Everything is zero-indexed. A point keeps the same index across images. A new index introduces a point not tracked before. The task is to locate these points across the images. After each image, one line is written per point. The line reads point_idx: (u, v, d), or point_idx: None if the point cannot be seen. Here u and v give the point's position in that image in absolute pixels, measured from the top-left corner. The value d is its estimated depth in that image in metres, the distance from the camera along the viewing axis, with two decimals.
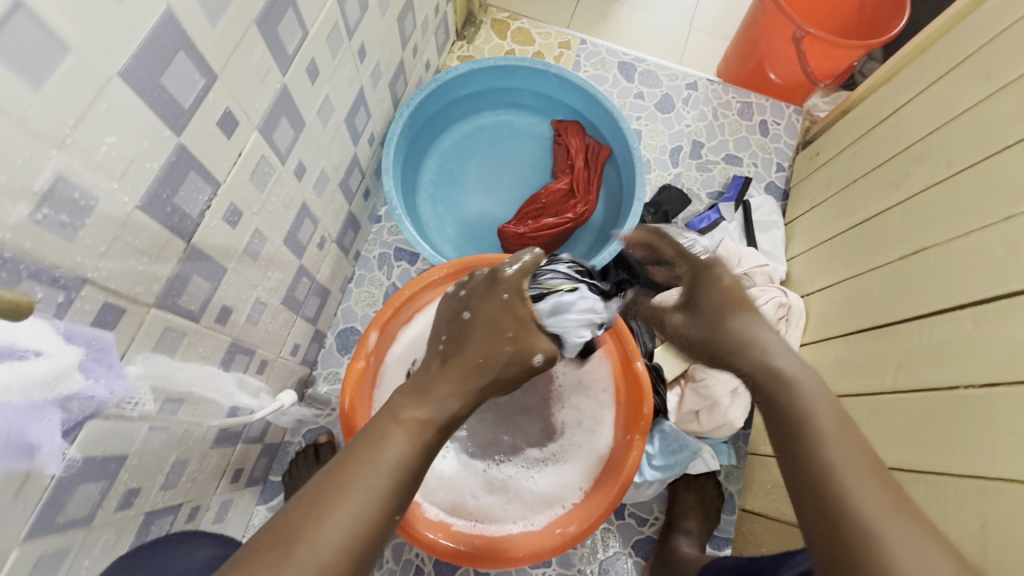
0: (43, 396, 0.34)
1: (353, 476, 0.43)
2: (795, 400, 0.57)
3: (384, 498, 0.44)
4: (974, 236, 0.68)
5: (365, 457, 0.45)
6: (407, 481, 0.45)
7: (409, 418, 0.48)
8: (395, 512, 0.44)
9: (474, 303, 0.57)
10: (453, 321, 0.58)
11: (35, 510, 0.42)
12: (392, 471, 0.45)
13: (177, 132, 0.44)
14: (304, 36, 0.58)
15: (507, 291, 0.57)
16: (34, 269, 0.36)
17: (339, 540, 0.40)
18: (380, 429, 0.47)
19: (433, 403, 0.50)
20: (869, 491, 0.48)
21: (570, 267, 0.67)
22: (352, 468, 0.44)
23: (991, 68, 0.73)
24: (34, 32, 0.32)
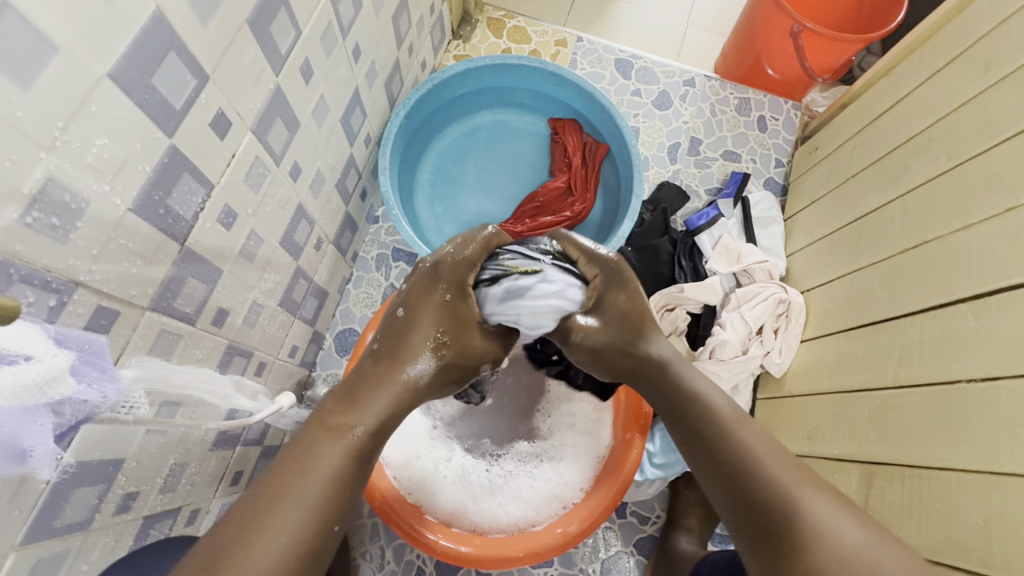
0: (35, 400, 0.33)
1: (287, 488, 0.45)
2: (697, 407, 0.57)
3: (322, 507, 0.46)
4: (975, 229, 0.67)
5: (305, 466, 0.47)
6: (345, 487, 0.48)
7: (340, 424, 0.52)
8: (334, 520, 0.47)
9: (410, 299, 0.63)
10: (390, 317, 0.63)
11: (30, 514, 0.42)
12: (330, 478, 0.48)
13: (169, 134, 0.44)
14: (298, 36, 0.57)
15: (446, 290, 0.65)
16: (26, 272, 0.36)
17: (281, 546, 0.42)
18: (315, 439, 0.50)
19: (365, 410, 0.54)
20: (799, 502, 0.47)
21: (541, 251, 0.70)
22: (289, 479, 0.46)
23: (990, 58, 0.73)
24: (22, 33, 0.31)
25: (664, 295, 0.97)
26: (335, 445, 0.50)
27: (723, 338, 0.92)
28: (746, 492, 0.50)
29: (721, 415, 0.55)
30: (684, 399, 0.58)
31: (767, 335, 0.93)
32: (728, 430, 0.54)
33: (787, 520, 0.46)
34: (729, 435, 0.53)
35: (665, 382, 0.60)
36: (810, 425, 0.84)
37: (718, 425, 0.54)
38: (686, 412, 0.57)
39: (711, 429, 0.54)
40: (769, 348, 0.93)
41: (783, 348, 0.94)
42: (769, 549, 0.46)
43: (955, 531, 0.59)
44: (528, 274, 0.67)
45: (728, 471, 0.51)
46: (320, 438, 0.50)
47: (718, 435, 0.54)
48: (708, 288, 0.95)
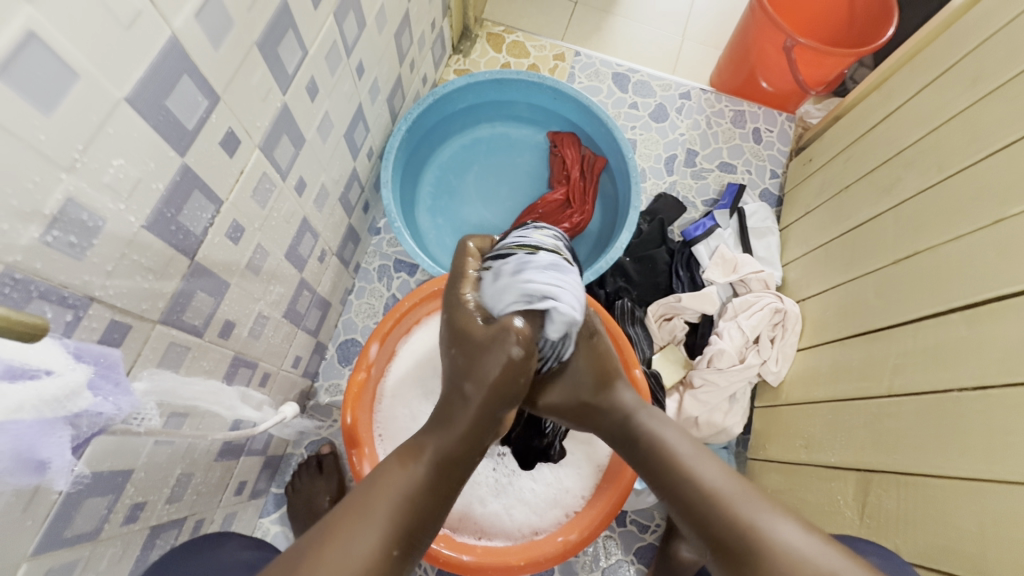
0: (54, 413, 0.34)
1: (361, 512, 0.46)
2: (655, 448, 0.57)
3: (387, 537, 0.45)
4: (966, 239, 0.69)
5: (378, 492, 0.48)
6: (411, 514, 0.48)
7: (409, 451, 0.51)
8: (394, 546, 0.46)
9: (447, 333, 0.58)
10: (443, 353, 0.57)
11: (43, 524, 0.43)
12: (397, 505, 0.47)
13: (181, 153, 0.46)
14: (304, 55, 0.59)
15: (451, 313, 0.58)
16: (44, 288, 0.37)
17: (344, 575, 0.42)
18: (387, 467, 0.50)
19: None
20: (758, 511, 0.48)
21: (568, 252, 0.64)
22: (357, 507, 0.47)
23: (978, 73, 0.75)
24: (46, 61, 0.33)
25: (661, 305, 0.99)
26: (405, 473, 0.49)
27: (721, 347, 0.93)
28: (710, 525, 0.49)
29: (680, 454, 0.55)
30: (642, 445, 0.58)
31: (764, 344, 0.94)
32: (686, 468, 0.53)
33: (753, 549, 0.46)
34: (691, 473, 0.53)
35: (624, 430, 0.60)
36: (806, 433, 0.85)
37: (679, 466, 0.54)
38: (648, 454, 0.57)
39: (670, 469, 0.54)
40: (765, 357, 0.94)
41: (779, 357, 0.95)
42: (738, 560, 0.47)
43: (949, 539, 0.60)
44: (539, 249, 0.59)
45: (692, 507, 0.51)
46: (391, 466, 0.50)
47: (676, 471, 0.54)
48: (706, 298, 0.97)
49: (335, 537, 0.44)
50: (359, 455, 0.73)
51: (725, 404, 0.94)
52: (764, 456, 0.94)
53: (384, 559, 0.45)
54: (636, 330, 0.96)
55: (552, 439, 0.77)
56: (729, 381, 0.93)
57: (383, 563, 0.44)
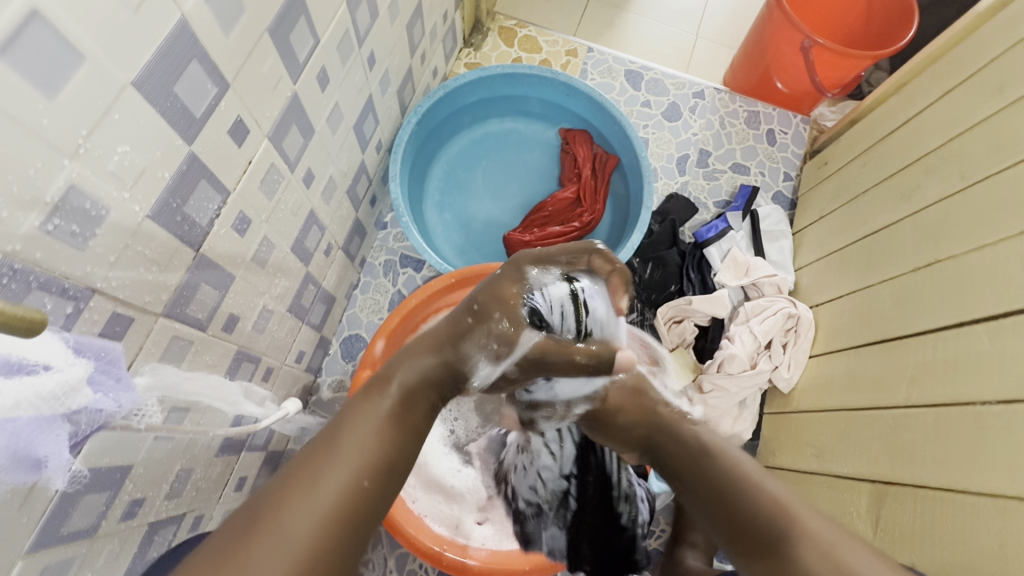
0: (51, 411, 0.33)
1: (329, 446, 0.41)
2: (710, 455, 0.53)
3: (361, 466, 0.41)
4: (991, 249, 0.67)
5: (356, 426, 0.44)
6: (389, 448, 0.43)
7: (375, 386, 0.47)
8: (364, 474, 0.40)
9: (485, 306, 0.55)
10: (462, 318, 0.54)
11: (40, 521, 0.41)
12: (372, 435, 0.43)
13: (189, 141, 0.44)
14: (316, 44, 0.57)
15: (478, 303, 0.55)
16: (45, 279, 0.36)
17: (314, 515, 0.37)
18: (354, 405, 0.45)
19: None
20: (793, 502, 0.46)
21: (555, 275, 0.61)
22: (328, 439, 0.42)
23: (1004, 80, 0.73)
24: (51, 42, 0.31)
25: (671, 307, 0.98)
26: (373, 405, 0.45)
27: (732, 351, 0.91)
28: (747, 528, 0.46)
29: (743, 467, 0.51)
30: (695, 452, 0.54)
31: (776, 349, 0.93)
32: (747, 481, 0.49)
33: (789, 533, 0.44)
34: (753, 485, 0.48)
35: (675, 441, 0.57)
36: (817, 442, 0.84)
37: (742, 479, 0.49)
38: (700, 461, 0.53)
39: (730, 477, 0.50)
40: (777, 363, 0.93)
41: (791, 363, 0.93)
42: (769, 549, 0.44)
43: (965, 555, 0.58)
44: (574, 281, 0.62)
45: (733, 513, 0.48)
46: (359, 401, 0.46)
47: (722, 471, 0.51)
48: (718, 301, 0.95)
49: (316, 473, 0.39)
50: None
51: (734, 410, 0.92)
52: (772, 463, 0.93)
53: (358, 490, 0.40)
54: (645, 332, 0.94)
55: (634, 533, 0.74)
56: (740, 387, 0.91)
57: (357, 495, 0.39)
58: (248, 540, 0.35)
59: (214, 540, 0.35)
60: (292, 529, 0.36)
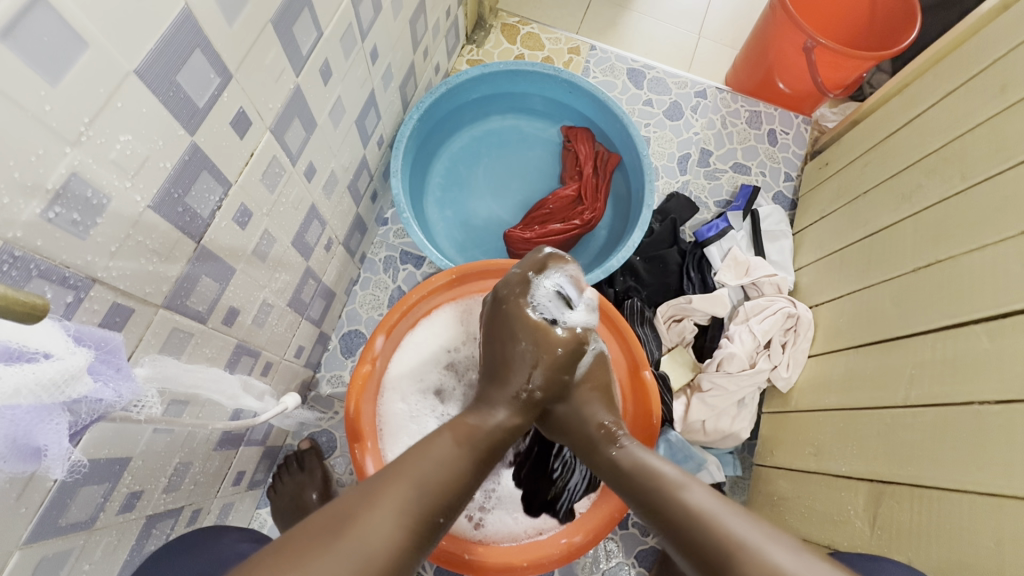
0: (52, 399, 0.33)
1: (412, 470, 0.47)
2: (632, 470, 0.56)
3: (437, 499, 0.46)
4: (990, 250, 0.67)
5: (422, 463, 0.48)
6: (463, 482, 0.49)
7: (460, 423, 0.54)
8: (441, 513, 0.46)
9: (532, 338, 0.63)
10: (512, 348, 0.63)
11: (37, 511, 0.41)
12: (451, 470, 0.49)
13: (191, 131, 0.44)
14: (319, 36, 0.57)
15: (524, 339, 0.63)
16: (45, 267, 0.36)
17: (388, 535, 0.42)
18: (436, 437, 0.51)
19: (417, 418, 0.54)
20: (710, 501, 0.49)
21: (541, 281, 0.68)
22: (412, 461, 0.48)
23: (1006, 80, 0.73)
24: (55, 28, 0.31)
25: (671, 306, 0.98)
26: (459, 443, 0.51)
27: (731, 351, 0.92)
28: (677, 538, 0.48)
29: (665, 478, 0.53)
30: (622, 471, 0.56)
31: (775, 348, 0.93)
32: (669, 492, 0.51)
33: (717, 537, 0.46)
34: (675, 494, 0.50)
35: (611, 461, 0.58)
36: (815, 441, 0.84)
37: (662, 491, 0.51)
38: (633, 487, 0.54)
39: (653, 492, 0.52)
40: (776, 362, 0.93)
41: (790, 362, 0.93)
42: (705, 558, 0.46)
43: (966, 555, 0.58)
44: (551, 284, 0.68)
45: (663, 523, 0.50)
46: (442, 435, 0.52)
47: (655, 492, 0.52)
48: (717, 301, 0.95)
49: (395, 492, 0.45)
50: (362, 449, 0.72)
51: (733, 409, 0.92)
52: (771, 463, 0.93)
53: (430, 522, 0.45)
54: (644, 331, 0.95)
55: (562, 490, 0.76)
56: (740, 386, 0.91)
57: (428, 525, 0.45)
58: (331, 543, 0.40)
59: (306, 527, 0.41)
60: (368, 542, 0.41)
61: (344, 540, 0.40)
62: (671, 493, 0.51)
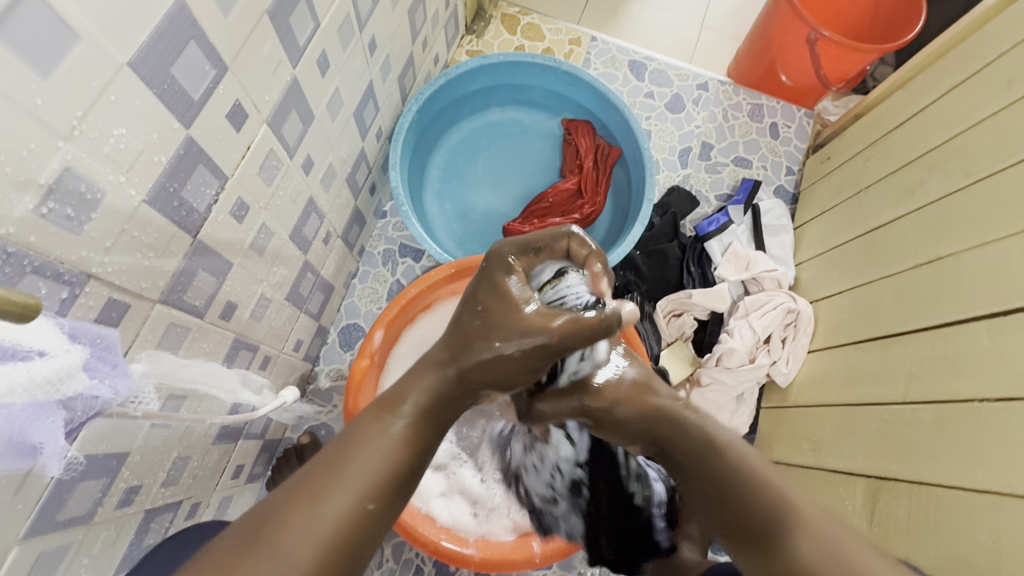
0: (47, 397, 0.32)
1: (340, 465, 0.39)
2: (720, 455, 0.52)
3: (365, 489, 0.38)
4: (992, 247, 0.67)
5: (351, 457, 0.40)
6: (402, 467, 0.41)
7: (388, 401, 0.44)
8: (370, 497, 0.38)
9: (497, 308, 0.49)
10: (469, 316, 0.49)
11: (35, 507, 0.41)
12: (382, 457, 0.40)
13: (186, 124, 0.43)
14: (316, 27, 0.56)
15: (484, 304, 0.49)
16: (39, 263, 0.35)
17: (312, 543, 0.35)
18: (363, 425, 0.42)
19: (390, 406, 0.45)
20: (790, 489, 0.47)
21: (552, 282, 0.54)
22: (337, 457, 0.39)
23: (1011, 75, 0.72)
24: (44, 19, 0.30)
25: (671, 301, 0.98)
26: (385, 423, 0.42)
27: (731, 346, 0.91)
28: (752, 527, 0.45)
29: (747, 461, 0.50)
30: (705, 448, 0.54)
31: (775, 344, 0.93)
32: (755, 475, 0.49)
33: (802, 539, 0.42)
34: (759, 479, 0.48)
35: (692, 438, 0.55)
36: (813, 436, 0.85)
37: (749, 471, 0.49)
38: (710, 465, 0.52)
39: (732, 471, 0.50)
40: (775, 357, 0.93)
41: (790, 358, 0.93)
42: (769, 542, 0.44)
43: (962, 550, 0.59)
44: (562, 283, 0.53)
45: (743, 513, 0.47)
46: (369, 419, 0.43)
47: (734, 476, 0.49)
48: (717, 295, 0.95)
49: (319, 492, 0.37)
50: None
51: (732, 404, 0.92)
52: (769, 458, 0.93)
53: (360, 515, 0.37)
54: (644, 326, 0.96)
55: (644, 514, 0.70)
56: (739, 381, 0.92)
57: (361, 520, 0.37)
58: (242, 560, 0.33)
59: (218, 548, 0.34)
60: (292, 550, 0.34)
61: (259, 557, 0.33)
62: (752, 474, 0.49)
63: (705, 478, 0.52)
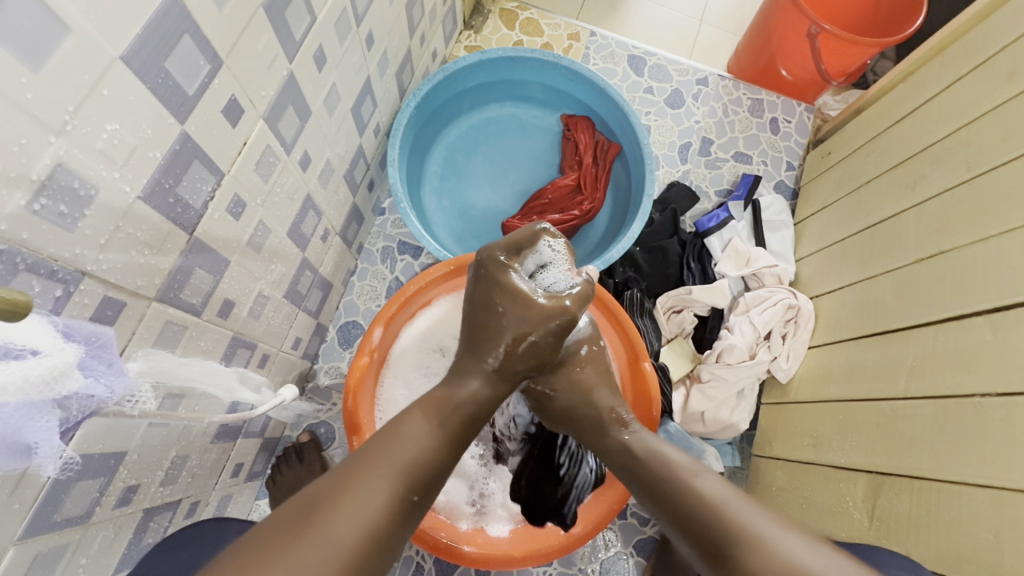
0: (41, 396, 0.32)
1: (383, 453, 0.46)
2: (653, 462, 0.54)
3: (408, 480, 0.45)
4: (994, 241, 0.67)
5: (398, 446, 0.47)
6: (435, 462, 0.47)
7: (429, 401, 0.52)
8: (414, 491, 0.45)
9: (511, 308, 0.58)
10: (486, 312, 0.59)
11: (31, 507, 0.41)
12: (423, 452, 0.47)
13: (181, 120, 0.43)
14: (312, 21, 0.56)
15: (501, 305, 0.59)
16: (32, 260, 0.35)
17: (363, 522, 0.41)
18: (407, 419, 0.50)
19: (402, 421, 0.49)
20: (718, 488, 0.49)
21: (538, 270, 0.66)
22: (384, 447, 0.46)
23: (1014, 68, 0.72)
24: (34, 12, 0.30)
25: (671, 297, 0.97)
26: (427, 423, 0.50)
27: (731, 342, 0.91)
28: (700, 539, 0.46)
29: (677, 465, 0.52)
30: (636, 457, 0.56)
31: (775, 340, 0.93)
32: (685, 483, 0.50)
33: (742, 547, 0.44)
34: (688, 482, 0.50)
35: (627, 449, 0.57)
36: (814, 432, 0.84)
37: (675, 479, 0.51)
38: (646, 474, 0.53)
39: (665, 480, 0.51)
40: (776, 353, 0.93)
41: (790, 354, 0.93)
42: (712, 550, 0.45)
43: (963, 545, 0.59)
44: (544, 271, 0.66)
45: (687, 523, 0.48)
46: (412, 413, 0.50)
47: (669, 486, 0.51)
48: (717, 291, 0.95)
49: (370, 476, 0.43)
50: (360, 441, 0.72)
51: (732, 400, 0.92)
52: (769, 454, 0.93)
53: (406, 504, 0.44)
54: (644, 322, 0.95)
55: (569, 489, 0.75)
56: (740, 377, 0.91)
57: (404, 507, 0.43)
58: (304, 531, 0.39)
59: (282, 516, 0.40)
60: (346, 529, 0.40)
61: (318, 527, 0.39)
62: (682, 479, 0.50)
63: (645, 492, 0.53)
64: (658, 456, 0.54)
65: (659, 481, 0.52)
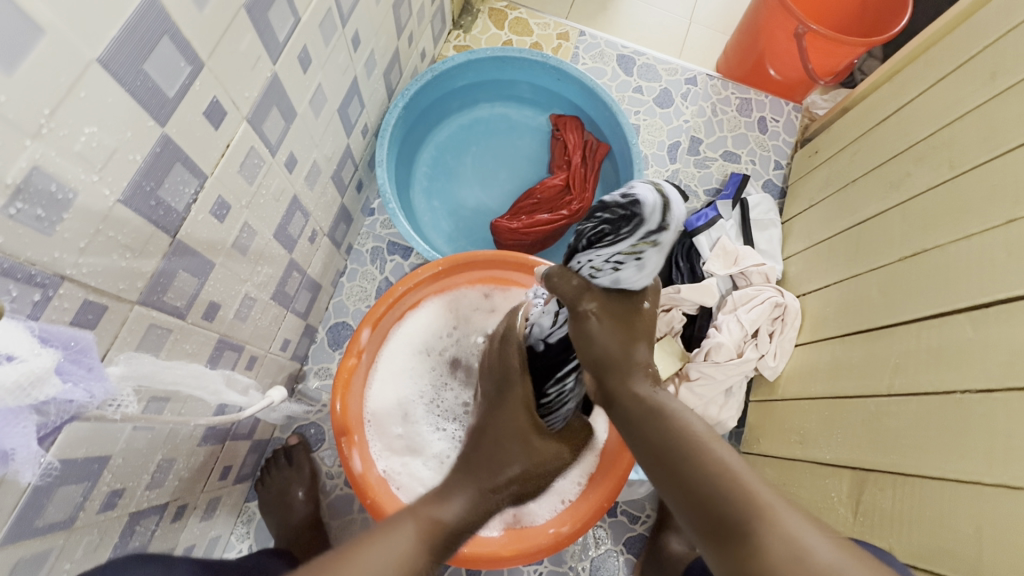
0: (18, 402, 0.32)
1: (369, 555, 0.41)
2: (669, 425, 0.46)
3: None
4: (976, 239, 0.67)
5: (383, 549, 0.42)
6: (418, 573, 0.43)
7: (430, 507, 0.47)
8: None
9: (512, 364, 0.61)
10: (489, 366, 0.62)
11: (11, 514, 0.41)
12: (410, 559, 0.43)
13: (162, 122, 0.42)
14: (296, 22, 0.55)
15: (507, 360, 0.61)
16: (8, 265, 0.35)
17: None
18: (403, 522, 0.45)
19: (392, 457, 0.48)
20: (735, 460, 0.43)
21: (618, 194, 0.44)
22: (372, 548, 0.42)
23: (996, 67, 0.73)
24: (7, 16, 0.29)
25: (660, 295, 0.97)
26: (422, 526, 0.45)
27: (719, 340, 0.92)
28: (714, 518, 0.41)
29: (693, 431, 0.45)
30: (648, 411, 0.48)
31: (762, 338, 0.93)
32: (702, 452, 0.44)
33: (762, 536, 0.38)
34: (706, 451, 0.44)
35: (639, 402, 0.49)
36: (801, 429, 0.85)
37: (691, 443, 0.44)
38: (658, 435, 0.46)
39: (679, 443, 0.45)
40: (763, 351, 0.94)
41: (777, 352, 0.94)
42: (727, 533, 0.40)
43: (946, 540, 0.60)
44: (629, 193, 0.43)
45: (699, 500, 0.42)
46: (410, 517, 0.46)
47: (684, 453, 0.44)
48: (705, 290, 0.95)
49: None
50: (348, 443, 0.72)
51: (720, 398, 0.93)
52: (756, 450, 0.94)
53: None
54: None
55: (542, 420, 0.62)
56: (728, 374, 0.92)
57: None
58: None
59: None
60: None
61: None
62: (697, 448, 0.44)
63: (653, 454, 0.46)
64: (670, 417, 0.47)
65: (670, 445, 0.45)
